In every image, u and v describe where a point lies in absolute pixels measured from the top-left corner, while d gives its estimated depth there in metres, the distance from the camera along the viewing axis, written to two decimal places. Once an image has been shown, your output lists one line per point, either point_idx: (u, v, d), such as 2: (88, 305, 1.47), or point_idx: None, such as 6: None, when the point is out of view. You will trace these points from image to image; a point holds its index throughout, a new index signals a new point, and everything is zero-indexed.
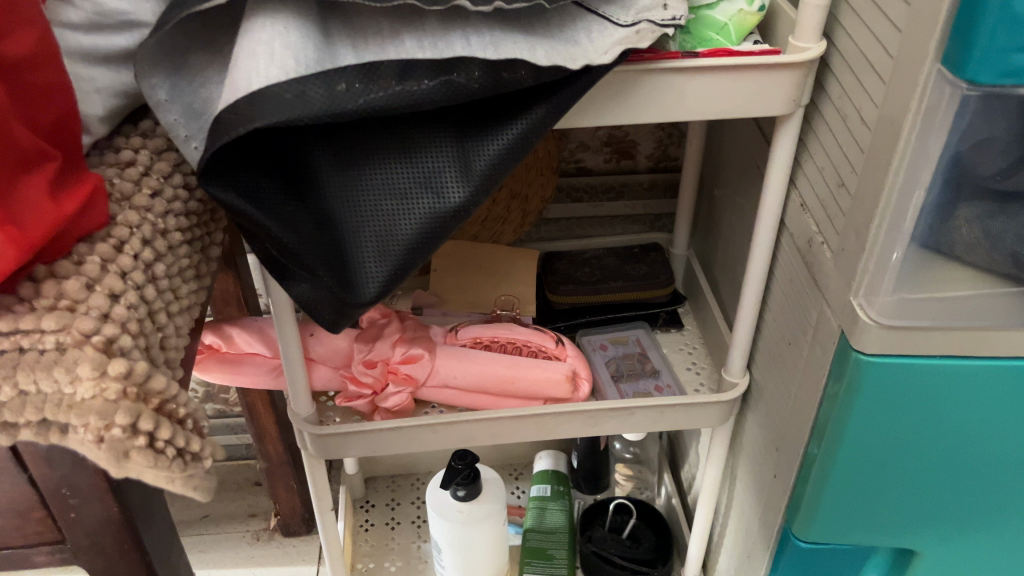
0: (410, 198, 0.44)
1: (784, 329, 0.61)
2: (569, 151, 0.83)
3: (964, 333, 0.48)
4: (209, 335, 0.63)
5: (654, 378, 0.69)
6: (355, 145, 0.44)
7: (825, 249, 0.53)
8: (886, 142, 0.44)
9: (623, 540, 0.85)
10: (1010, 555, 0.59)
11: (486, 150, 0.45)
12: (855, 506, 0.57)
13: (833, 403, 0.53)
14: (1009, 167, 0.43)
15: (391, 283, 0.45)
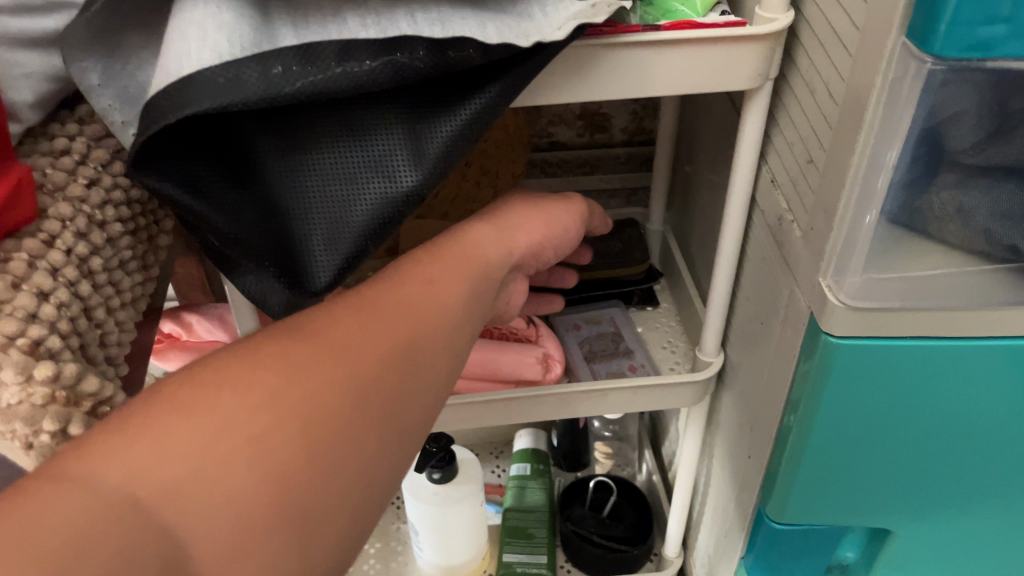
0: (360, 182, 0.42)
1: (756, 307, 0.60)
2: (541, 126, 0.81)
3: (934, 314, 0.46)
4: (168, 323, 0.61)
5: (628, 359, 0.68)
6: (300, 128, 0.42)
7: (796, 228, 0.52)
8: (853, 118, 0.43)
9: (603, 519, 0.85)
10: (984, 532, 0.58)
11: (439, 133, 0.43)
12: (829, 486, 0.56)
13: (804, 384, 0.52)
14: (984, 141, 0.41)
15: (344, 272, 0.44)
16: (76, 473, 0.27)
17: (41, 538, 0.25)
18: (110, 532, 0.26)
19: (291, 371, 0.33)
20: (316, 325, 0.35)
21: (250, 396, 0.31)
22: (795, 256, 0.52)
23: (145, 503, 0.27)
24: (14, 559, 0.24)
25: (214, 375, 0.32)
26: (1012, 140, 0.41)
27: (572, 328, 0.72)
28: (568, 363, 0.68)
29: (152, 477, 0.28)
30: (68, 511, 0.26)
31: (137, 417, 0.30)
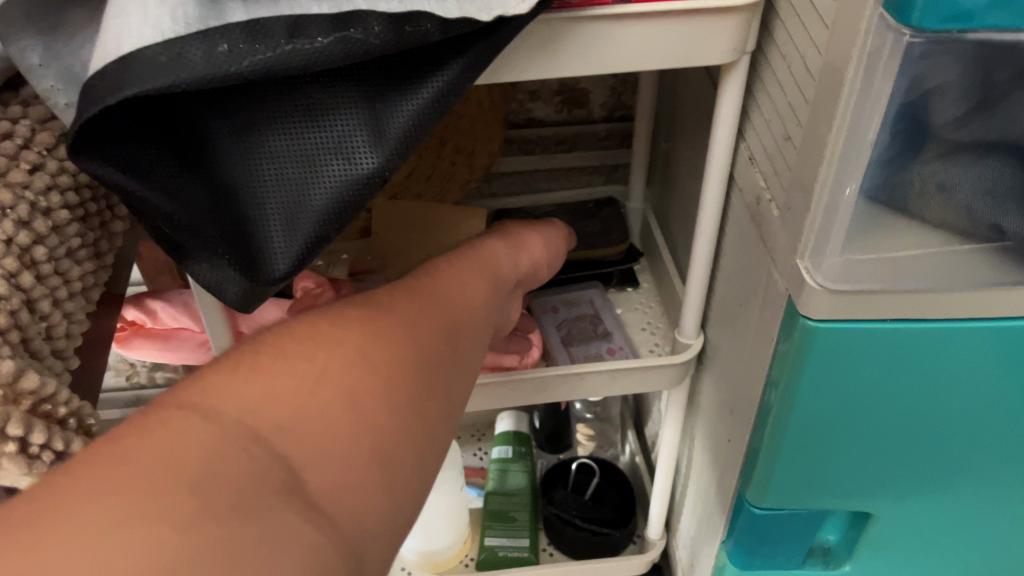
0: (318, 165, 0.40)
1: (735, 288, 0.58)
2: (518, 101, 0.78)
3: (914, 297, 0.45)
4: (131, 310, 0.59)
5: (606, 342, 0.67)
6: (253, 108, 0.40)
7: (773, 207, 0.50)
8: (829, 94, 0.41)
9: (584, 501, 0.84)
10: (965, 512, 0.57)
11: (400, 112, 0.41)
12: (809, 470, 0.55)
13: (782, 366, 0.50)
14: (967, 115, 0.40)
15: (303, 258, 0.42)
16: (198, 408, 0.31)
17: (177, 461, 0.28)
18: (234, 454, 0.29)
19: (368, 330, 0.37)
20: (386, 297, 0.40)
21: (341, 353, 0.35)
22: (773, 237, 0.50)
23: (262, 435, 0.31)
24: (158, 479, 0.27)
25: (295, 334, 0.36)
26: (996, 113, 0.40)
27: (552, 310, 0.70)
28: (546, 347, 0.67)
29: (263, 414, 0.31)
30: (197, 438, 0.29)
31: (240, 369, 0.33)
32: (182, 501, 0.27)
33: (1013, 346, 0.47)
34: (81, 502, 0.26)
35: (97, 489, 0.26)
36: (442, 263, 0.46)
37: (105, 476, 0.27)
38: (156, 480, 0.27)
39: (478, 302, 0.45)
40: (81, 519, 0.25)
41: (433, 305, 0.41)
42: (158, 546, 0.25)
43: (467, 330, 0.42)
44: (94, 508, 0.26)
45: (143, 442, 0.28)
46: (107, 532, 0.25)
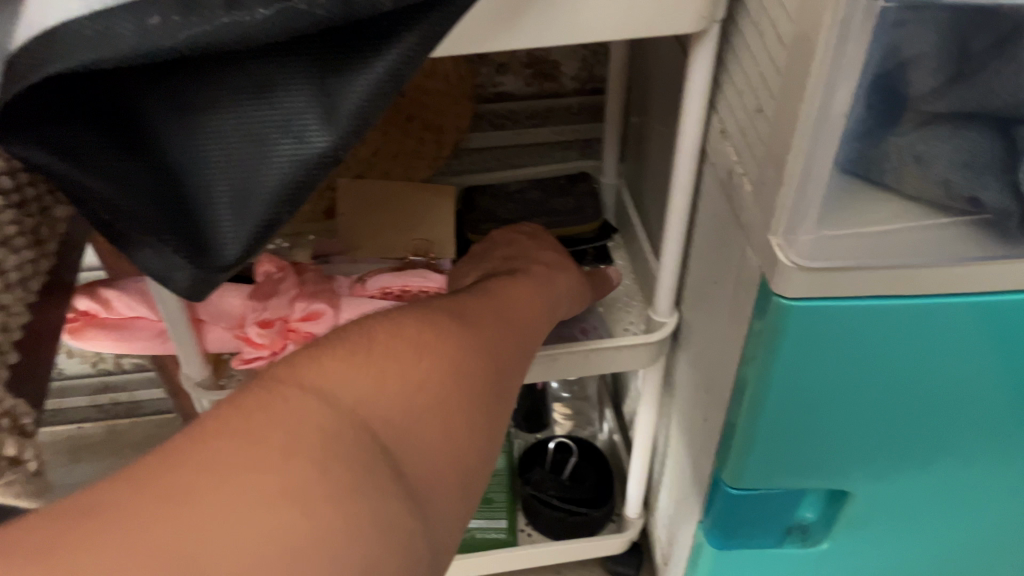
0: (266, 145, 0.38)
1: (708, 267, 0.57)
2: (486, 75, 0.77)
3: (892, 273, 0.44)
4: (83, 301, 0.56)
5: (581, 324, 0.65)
6: (195, 84, 0.37)
7: (745, 182, 0.48)
8: (801, 62, 0.39)
9: (562, 481, 0.83)
10: (944, 487, 0.57)
11: (351, 86, 0.37)
12: (784, 450, 0.54)
13: (757, 343, 0.49)
14: (943, 86, 0.39)
15: (255, 243, 0.40)
16: (313, 389, 0.36)
17: (306, 440, 0.33)
18: (352, 438, 0.34)
19: (442, 329, 0.43)
20: (464, 312, 0.46)
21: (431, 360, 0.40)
22: (745, 212, 0.48)
23: (370, 425, 0.36)
24: (289, 453, 0.32)
25: (381, 331, 0.41)
26: (972, 85, 0.38)
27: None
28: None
29: (371, 407, 0.37)
30: (315, 419, 0.34)
31: (356, 357, 0.39)
32: (307, 478, 0.32)
33: (994, 321, 0.46)
34: (220, 478, 0.31)
35: (231, 468, 0.31)
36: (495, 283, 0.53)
37: (236, 453, 0.32)
38: (278, 459, 0.32)
39: (530, 311, 0.52)
40: (220, 493, 0.30)
41: (496, 316, 0.48)
42: (286, 521, 0.30)
43: (522, 340, 0.48)
44: (237, 478, 0.31)
45: (265, 422, 0.33)
46: (246, 505, 0.30)
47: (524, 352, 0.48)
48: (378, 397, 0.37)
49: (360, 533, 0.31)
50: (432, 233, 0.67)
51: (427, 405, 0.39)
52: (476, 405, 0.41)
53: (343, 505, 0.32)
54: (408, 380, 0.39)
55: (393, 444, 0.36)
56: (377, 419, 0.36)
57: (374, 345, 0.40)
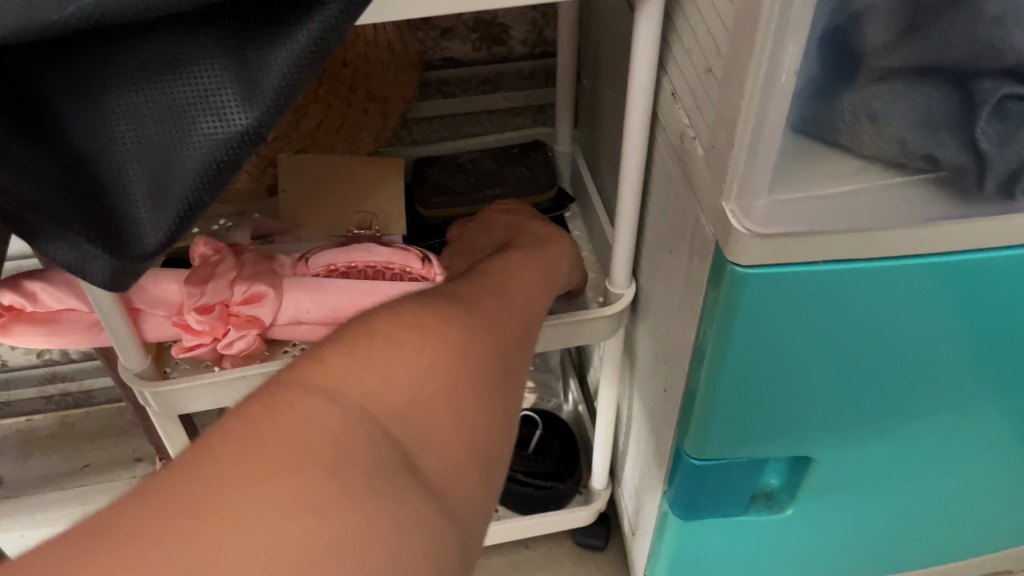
0: (183, 125, 0.36)
1: (663, 235, 0.55)
2: (432, 41, 0.72)
3: (848, 237, 0.42)
4: (7, 296, 0.53)
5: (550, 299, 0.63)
6: (95, 62, 0.34)
7: (697, 146, 0.46)
8: (747, 19, 0.37)
9: (528, 456, 0.82)
10: (904, 449, 0.57)
11: (272, 59, 0.35)
12: (744, 419, 0.53)
13: (713, 312, 0.47)
14: (897, 39, 0.37)
15: (177, 229, 0.38)
16: (319, 387, 0.33)
17: (311, 445, 0.31)
18: (366, 437, 0.32)
19: (427, 308, 0.40)
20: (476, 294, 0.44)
21: (445, 347, 0.38)
22: (698, 178, 0.46)
23: (383, 420, 0.34)
24: (296, 460, 0.30)
25: (392, 316, 0.38)
26: (928, 39, 0.37)
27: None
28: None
29: (386, 402, 0.34)
30: (323, 421, 0.32)
31: (361, 347, 0.36)
32: (322, 484, 0.29)
33: (952, 280, 0.45)
34: (234, 491, 0.29)
35: (235, 483, 0.29)
36: (508, 262, 0.51)
37: (240, 460, 0.30)
38: (282, 468, 0.29)
39: (537, 289, 0.50)
40: (224, 511, 0.28)
41: (504, 297, 0.46)
42: (308, 528, 0.28)
43: (529, 317, 0.46)
44: (244, 495, 0.28)
45: (269, 430, 0.31)
46: (273, 513, 0.28)
47: (532, 329, 0.46)
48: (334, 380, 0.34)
49: (386, 535, 0.30)
50: (380, 208, 0.65)
51: (428, 386, 0.36)
52: (477, 390, 0.38)
53: (363, 507, 0.30)
54: (404, 364, 0.36)
55: (409, 440, 0.34)
56: (390, 415, 0.34)
57: (373, 335, 0.37)
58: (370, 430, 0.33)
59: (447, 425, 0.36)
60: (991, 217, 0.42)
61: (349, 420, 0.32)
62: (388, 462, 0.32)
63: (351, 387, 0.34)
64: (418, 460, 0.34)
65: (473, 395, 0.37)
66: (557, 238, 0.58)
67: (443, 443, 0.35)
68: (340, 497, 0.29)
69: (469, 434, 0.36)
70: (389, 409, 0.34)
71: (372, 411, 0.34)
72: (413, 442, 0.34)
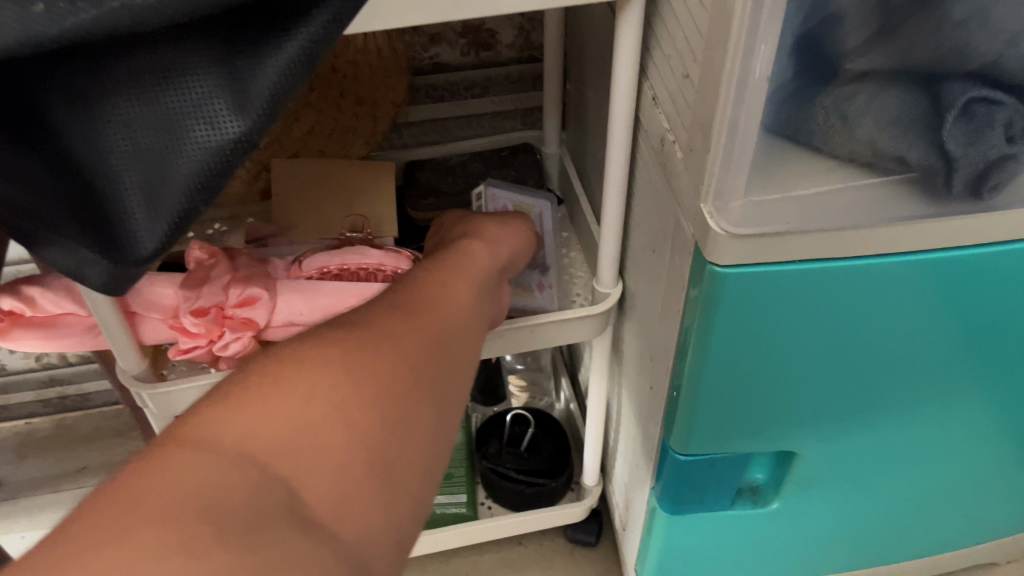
0: (175, 134, 0.37)
1: (647, 235, 0.56)
2: (421, 46, 0.73)
3: (823, 237, 0.43)
4: (6, 301, 0.54)
5: (539, 274, 0.63)
6: (90, 75, 0.35)
7: (676, 148, 0.48)
8: (720, 25, 0.38)
9: (520, 452, 0.83)
10: (885, 443, 0.58)
11: (263, 68, 0.36)
12: (728, 415, 0.54)
13: (694, 311, 0.49)
14: (869, 42, 0.39)
15: (170, 237, 0.39)
16: (191, 439, 0.30)
17: (181, 496, 0.27)
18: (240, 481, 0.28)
19: (316, 336, 0.36)
20: (397, 299, 0.39)
21: (336, 366, 0.33)
22: (677, 179, 0.48)
23: (263, 460, 0.29)
24: (160, 511, 0.26)
25: (288, 350, 0.34)
26: (897, 41, 0.38)
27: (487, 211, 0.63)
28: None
29: (263, 441, 0.30)
30: (189, 473, 0.28)
31: (237, 393, 0.32)
32: (187, 530, 0.26)
33: (928, 277, 0.46)
34: (91, 548, 0.25)
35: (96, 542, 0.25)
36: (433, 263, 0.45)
37: (102, 520, 0.26)
38: (148, 517, 0.26)
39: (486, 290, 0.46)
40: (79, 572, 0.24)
41: (442, 296, 0.41)
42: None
43: (472, 318, 0.42)
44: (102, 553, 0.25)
45: (135, 487, 0.27)
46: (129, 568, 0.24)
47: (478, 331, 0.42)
48: (197, 425, 0.30)
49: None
50: (369, 210, 0.66)
51: (318, 413, 0.31)
52: (368, 400, 0.33)
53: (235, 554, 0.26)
54: (288, 401, 0.31)
55: (298, 476, 0.30)
56: (271, 452, 0.30)
57: (258, 373, 0.33)
58: (234, 462, 0.29)
59: (328, 446, 0.31)
60: (960, 216, 0.44)
61: (222, 466, 0.29)
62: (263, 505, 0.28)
63: (225, 435, 0.30)
64: (298, 487, 0.29)
65: (362, 405, 0.32)
66: (492, 229, 0.53)
67: (327, 467, 0.30)
68: (208, 539, 0.26)
69: (361, 450, 0.31)
70: (271, 447, 0.30)
71: (249, 451, 0.30)
72: (301, 476, 0.30)
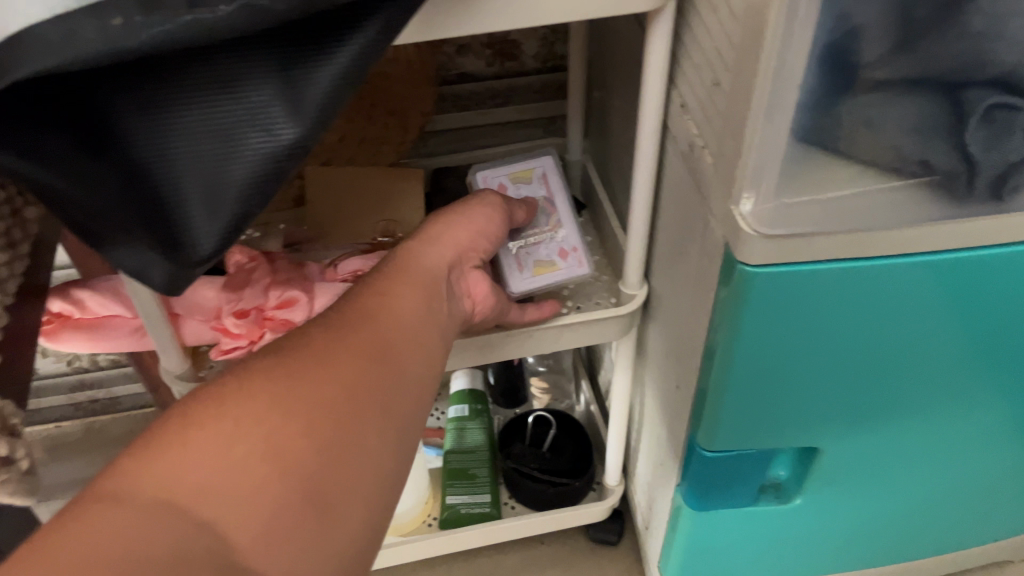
0: (234, 138, 0.38)
1: (674, 238, 0.58)
2: (447, 57, 0.76)
3: (849, 238, 0.45)
4: (56, 302, 0.56)
5: (558, 242, 0.63)
6: (156, 82, 0.37)
7: (705, 153, 0.50)
8: (752, 36, 0.40)
9: (542, 453, 0.84)
10: (908, 440, 0.60)
11: (315, 77, 0.38)
12: (754, 412, 0.56)
13: (723, 312, 0.51)
14: (890, 54, 0.40)
15: (228, 238, 0.40)
16: (114, 494, 0.33)
17: (109, 547, 0.31)
18: (159, 524, 0.32)
19: (241, 380, 0.40)
20: (327, 334, 0.43)
21: (253, 409, 0.38)
22: (706, 183, 0.50)
23: (183, 505, 0.34)
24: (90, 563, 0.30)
25: (216, 397, 0.38)
26: (917, 53, 0.40)
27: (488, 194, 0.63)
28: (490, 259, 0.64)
29: (184, 487, 0.34)
30: (115, 525, 0.32)
31: (157, 447, 0.36)
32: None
33: (937, 279, 0.48)
34: None
35: None
36: (369, 289, 0.49)
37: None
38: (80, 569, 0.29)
39: (428, 316, 0.50)
40: None
41: (371, 324, 0.45)
42: None
43: (402, 343, 0.46)
44: None
45: (67, 543, 0.31)
46: None
47: (412, 355, 0.46)
48: (119, 481, 0.34)
49: None
50: (400, 215, 0.68)
51: (236, 456, 0.36)
52: (293, 436, 0.37)
53: None
54: (207, 448, 0.36)
55: (216, 514, 0.34)
56: (192, 496, 0.34)
57: (181, 426, 0.37)
58: (156, 510, 0.33)
59: (244, 486, 0.35)
60: (981, 218, 0.46)
61: (144, 514, 0.32)
62: (185, 542, 0.32)
63: (146, 486, 0.34)
64: (220, 524, 0.33)
65: (279, 446, 0.36)
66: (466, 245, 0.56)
67: (250, 503, 0.34)
68: None
69: (278, 486, 0.35)
70: (192, 491, 0.34)
71: (170, 499, 0.34)
72: (220, 515, 0.34)
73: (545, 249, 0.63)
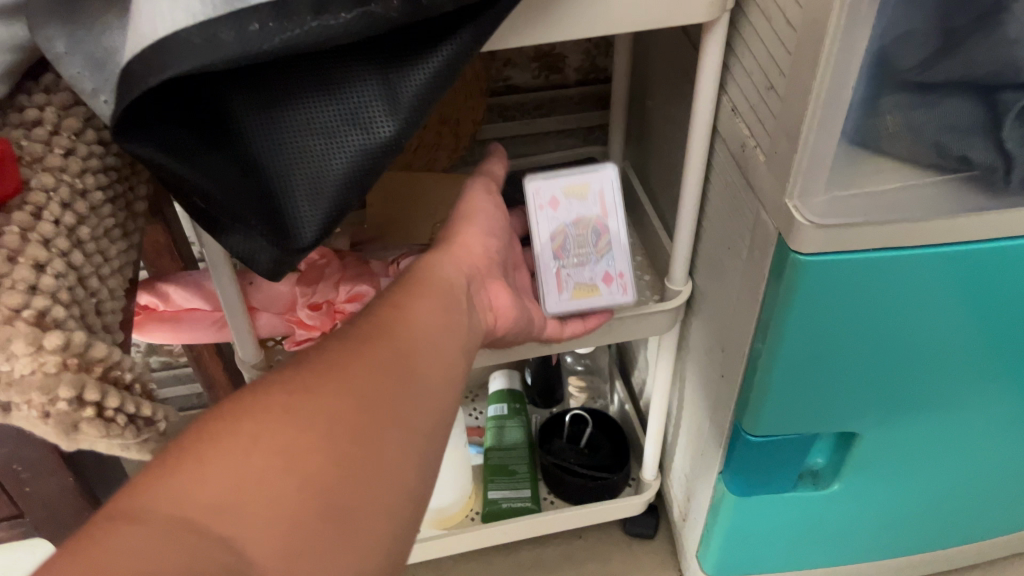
0: (338, 135, 0.42)
1: (722, 235, 0.62)
2: (496, 69, 0.81)
3: (895, 228, 0.49)
4: (144, 296, 0.61)
5: (603, 265, 0.63)
6: (272, 85, 0.41)
7: (758, 152, 0.54)
8: (811, 43, 0.44)
9: (580, 449, 0.88)
10: (941, 426, 0.63)
11: (412, 81, 0.42)
12: (799, 398, 0.60)
13: (772, 301, 0.54)
14: (931, 58, 0.44)
15: (327, 226, 0.44)
16: (129, 513, 0.32)
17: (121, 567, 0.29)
18: (175, 544, 0.31)
19: (259, 393, 0.38)
20: (347, 346, 0.42)
21: (276, 421, 0.36)
22: (759, 179, 0.54)
23: (199, 524, 0.32)
24: None
25: (237, 410, 0.37)
26: (957, 57, 0.44)
27: (539, 208, 0.61)
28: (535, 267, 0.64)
29: (201, 504, 0.33)
30: (128, 545, 0.30)
31: (174, 463, 0.34)
32: None
33: (958, 268, 0.51)
34: None
35: None
36: (392, 298, 0.48)
37: None
38: None
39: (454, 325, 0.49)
40: None
41: (393, 335, 0.44)
42: None
43: (427, 351, 0.45)
44: None
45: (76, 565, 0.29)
46: None
47: (435, 365, 0.45)
48: (134, 501, 0.33)
49: None
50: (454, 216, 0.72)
51: (257, 471, 0.34)
52: (316, 448, 0.36)
53: None
54: (225, 463, 0.34)
55: (235, 531, 0.32)
56: (209, 515, 0.32)
57: (198, 441, 0.35)
58: (171, 529, 0.31)
59: (265, 501, 0.33)
60: (1018, 208, 0.49)
61: (158, 535, 0.31)
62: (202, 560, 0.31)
63: (161, 504, 0.32)
64: (238, 543, 0.32)
65: (302, 457, 0.35)
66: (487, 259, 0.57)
67: (269, 521, 0.33)
68: None
69: (298, 501, 0.34)
70: (208, 509, 0.33)
71: (186, 518, 0.32)
72: (239, 533, 0.32)
73: (589, 273, 0.63)
